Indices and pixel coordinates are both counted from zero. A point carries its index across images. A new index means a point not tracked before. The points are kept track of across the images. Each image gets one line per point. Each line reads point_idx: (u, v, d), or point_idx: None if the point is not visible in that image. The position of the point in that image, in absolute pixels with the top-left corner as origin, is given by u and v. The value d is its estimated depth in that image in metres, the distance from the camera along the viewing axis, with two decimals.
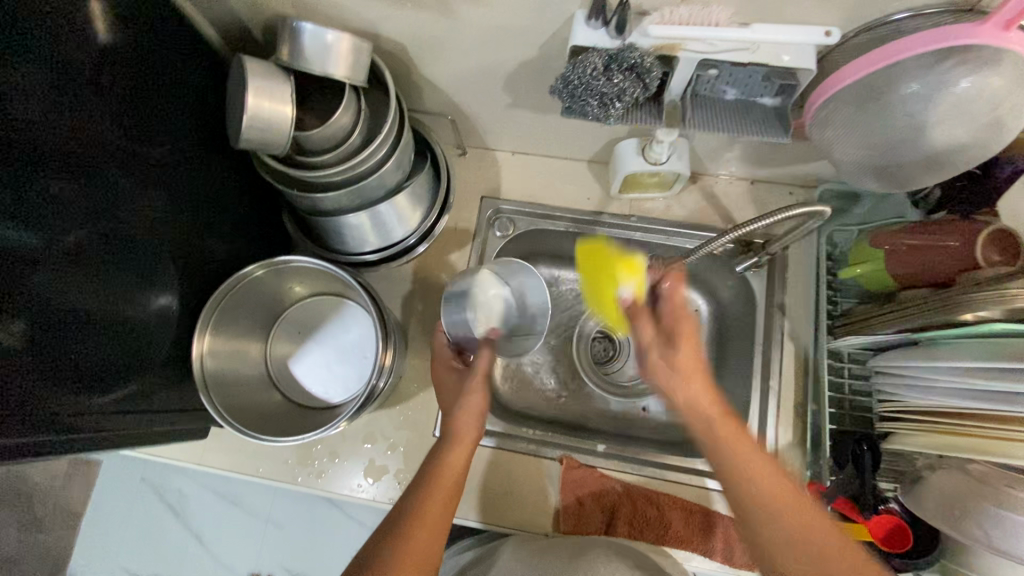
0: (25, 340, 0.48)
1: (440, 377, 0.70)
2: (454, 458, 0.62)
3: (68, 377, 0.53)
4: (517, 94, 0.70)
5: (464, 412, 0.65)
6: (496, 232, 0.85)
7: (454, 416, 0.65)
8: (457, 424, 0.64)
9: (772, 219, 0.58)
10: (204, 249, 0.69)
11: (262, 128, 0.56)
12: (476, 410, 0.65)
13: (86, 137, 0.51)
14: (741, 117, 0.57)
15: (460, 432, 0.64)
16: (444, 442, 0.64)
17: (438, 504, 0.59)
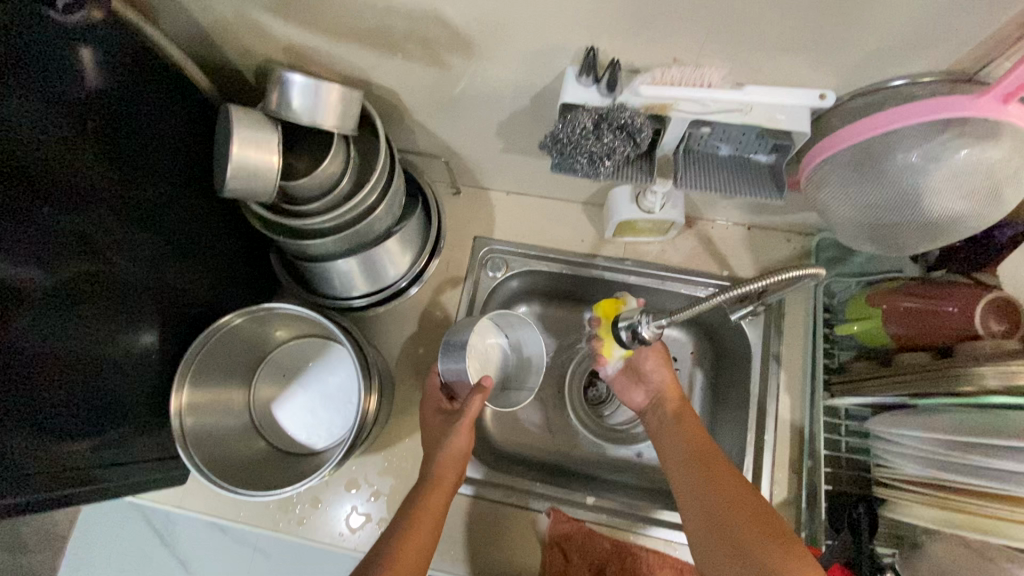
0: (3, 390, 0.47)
1: (426, 421, 0.70)
2: (432, 502, 0.62)
3: (46, 427, 0.52)
4: (510, 140, 0.70)
5: (447, 455, 0.65)
6: (488, 272, 0.83)
7: (436, 460, 0.65)
8: (439, 467, 0.65)
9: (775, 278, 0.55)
10: (190, 291, 0.68)
11: (249, 177, 0.56)
12: (460, 451, 0.65)
13: (74, 180, 0.51)
14: (734, 174, 0.56)
15: (439, 476, 0.65)
16: (424, 486, 0.63)
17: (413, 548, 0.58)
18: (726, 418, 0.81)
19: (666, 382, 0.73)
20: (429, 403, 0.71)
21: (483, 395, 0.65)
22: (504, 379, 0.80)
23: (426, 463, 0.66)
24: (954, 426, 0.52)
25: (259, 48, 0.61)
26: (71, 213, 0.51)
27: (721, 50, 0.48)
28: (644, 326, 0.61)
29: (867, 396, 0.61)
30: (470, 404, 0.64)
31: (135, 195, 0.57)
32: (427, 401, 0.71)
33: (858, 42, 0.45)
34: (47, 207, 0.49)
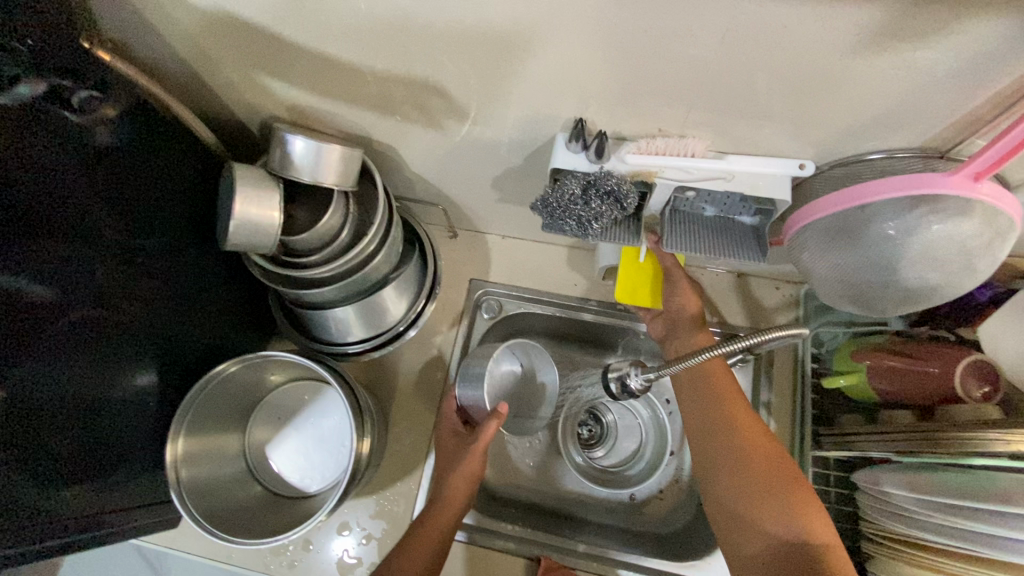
0: (15, 439, 0.48)
1: (442, 437, 0.74)
2: (440, 519, 0.66)
3: (50, 477, 0.52)
4: (505, 191, 0.72)
5: (460, 476, 0.68)
6: (483, 314, 0.85)
7: (446, 482, 0.69)
8: (449, 488, 0.68)
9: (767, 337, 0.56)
10: (188, 336, 0.69)
11: (249, 231, 0.58)
12: (471, 473, 0.68)
13: (85, 231, 0.53)
14: (719, 234, 0.58)
15: (449, 495, 0.68)
16: (433, 505, 0.67)
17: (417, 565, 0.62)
18: None
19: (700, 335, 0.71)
20: (444, 421, 0.75)
21: (496, 423, 0.67)
22: (516, 406, 0.81)
23: (437, 482, 0.70)
24: (937, 486, 0.52)
25: (265, 107, 0.64)
26: (73, 262, 0.52)
27: (705, 122, 0.50)
28: (632, 377, 0.62)
29: (852, 450, 0.62)
30: (484, 431, 0.67)
31: (138, 240, 0.59)
32: (446, 419, 0.74)
33: (833, 120, 0.48)
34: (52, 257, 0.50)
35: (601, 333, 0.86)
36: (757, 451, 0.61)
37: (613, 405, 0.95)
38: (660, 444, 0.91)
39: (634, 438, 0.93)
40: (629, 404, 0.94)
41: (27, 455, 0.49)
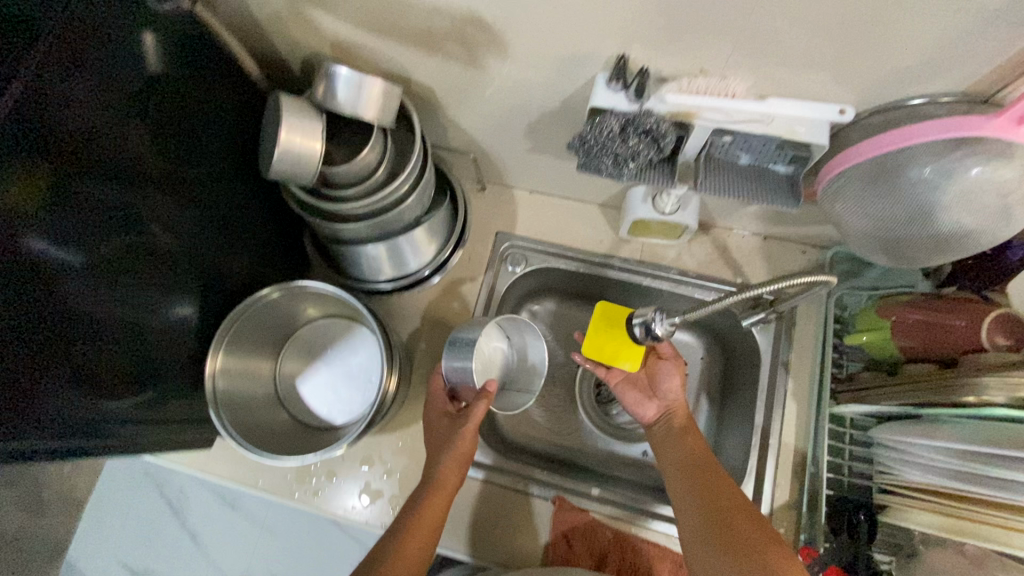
0: (59, 346, 0.50)
1: (433, 423, 0.72)
2: (434, 504, 0.64)
3: (93, 386, 0.55)
4: (538, 140, 0.73)
5: (452, 459, 0.66)
6: (509, 267, 0.86)
7: (439, 464, 0.67)
8: (442, 472, 0.66)
9: (796, 282, 0.57)
10: (225, 268, 0.72)
11: (292, 161, 0.59)
12: (464, 454, 0.67)
13: (130, 157, 0.54)
14: (753, 182, 0.59)
15: (442, 478, 0.66)
16: (425, 489, 0.65)
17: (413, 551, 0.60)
18: (736, 423, 0.83)
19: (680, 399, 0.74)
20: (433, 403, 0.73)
21: (486, 399, 0.66)
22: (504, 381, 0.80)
23: (429, 466, 0.68)
24: (962, 436, 0.53)
25: (308, 42, 0.65)
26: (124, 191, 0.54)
27: (748, 62, 0.50)
28: (658, 323, 0.63)
29: (873, 405, 0.63)
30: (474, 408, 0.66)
31: (181, 174, 0.61)
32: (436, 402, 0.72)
33: (878, 62, 0.48)
34: (104, 189, 0.52)
35: (623, 290, 0.87)
36: (737, 506, 0.60)
37: None
38: None
39: None
40: None
41: (70, 363, 0.52)
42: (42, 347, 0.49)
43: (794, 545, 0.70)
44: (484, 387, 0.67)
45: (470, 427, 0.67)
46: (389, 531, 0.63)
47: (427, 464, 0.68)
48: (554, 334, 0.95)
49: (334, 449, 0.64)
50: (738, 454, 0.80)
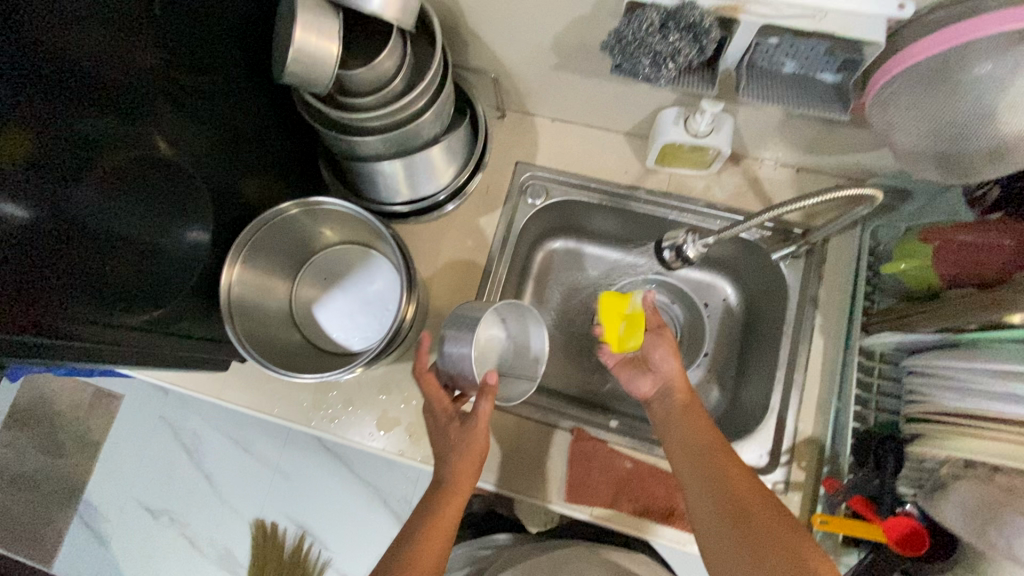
0: (57, 249, 0.50)
1: (433, 419, 0.68)
2: (447, 513, 0.63)
3: (102, 296, 0.55)
4: (564, 55, 0.69)
5: (462, 459, 0.64)
6: (528, 198, 0.83)
7: (449, 467, 0.65)
8: (453, 474, 0.64)
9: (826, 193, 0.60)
10: (239, 189, 0.69)
11: (308, 63, 0.55)
12: (474, 452, 0.64)
13: (132, 65, 0.52)
14: (797, 91, 0.55)
15: (451, 481, 0.64)
16: (437, 495, 0.64)
17: (429, 561, 0.60)
18: (758, 362, 0.82)
19: (674, 371, 0.72)
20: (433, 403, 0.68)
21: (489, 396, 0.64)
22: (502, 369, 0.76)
23: (438, 466, 0.66)
24: (1007, 356, 0.52)
25: None
26: (114, 100, 0.51)
27: None
28: (689, 245, 0.60)
29: (914, 333, 0.62)
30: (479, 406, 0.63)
31: (184, 84, 0.57)
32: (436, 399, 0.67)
33: None
34: (83, 99, 0.49)
35: (648, 225, 0.85)
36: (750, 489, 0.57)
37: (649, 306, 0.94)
38: (694, 343, 0.91)
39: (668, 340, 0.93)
40: (665, 306, 0.93)
41: (73, 271, 0.52)
42: (38, 248, 0.48)
43: (816, 478, 0.69)
44: (487, 382, 0.64)
45: (477, 426, 0.64)
46: (402, 539, 0.62)
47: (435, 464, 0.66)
48: (574, 273, 0.94)
49: (345, 372, 0.63)
50: (760, 391, 0.79)
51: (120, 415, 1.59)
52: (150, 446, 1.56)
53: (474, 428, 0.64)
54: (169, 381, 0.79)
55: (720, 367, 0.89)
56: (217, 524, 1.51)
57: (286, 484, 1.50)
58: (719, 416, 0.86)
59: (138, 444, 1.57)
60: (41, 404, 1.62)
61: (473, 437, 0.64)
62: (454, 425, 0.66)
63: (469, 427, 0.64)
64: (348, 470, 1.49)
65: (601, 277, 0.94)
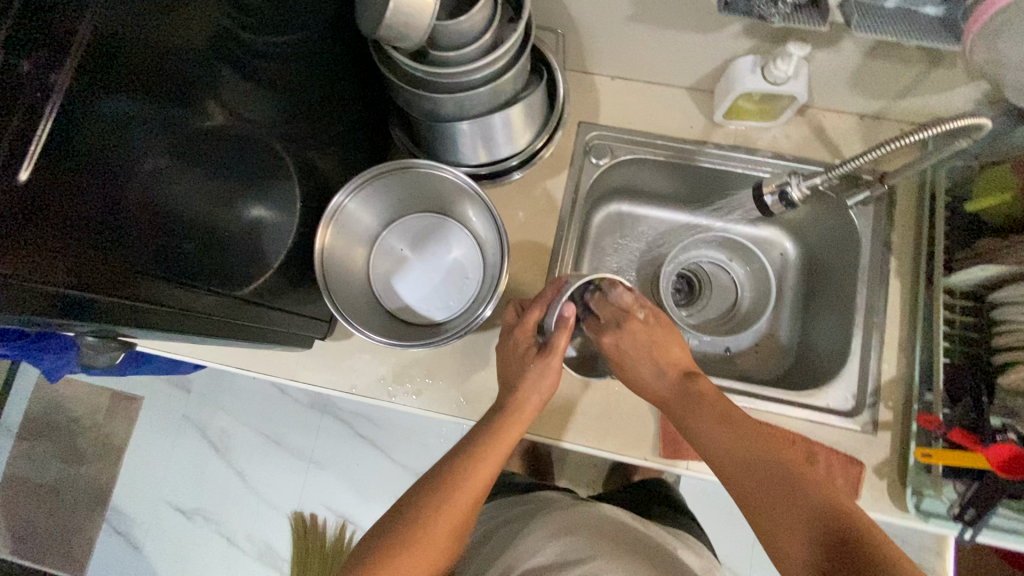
0: (141, 229, 0.46)
1: (510, 350, 0.70)
2: (512, 428, 0.65)
3: (184, 274, 0.51)
4: (642, 3, 0.67)
5: (534, 384, 0.67)
6: (593, 159, 0.81)
7: (521, 388, 0.67)
8: (519, 397, 0.67)
9: (939, 128, 0.58)
10: (318, 159, 0.66)
11: (404, 17, 0.53)
12: (541, 386, 0.67)
13: (195, 20, 0.46)
14: (902, 25, 0.55)
15: (523, 400, 0.67)
16: (504, 411, 0.66)
17: (480, 475, 0.63)
18: (826, 311, 0.83)
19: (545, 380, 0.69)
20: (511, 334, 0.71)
21: (564, 331, 0.69)
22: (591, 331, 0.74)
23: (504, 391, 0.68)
24: None
25: None
26: (192, 64, 0.47)
27: None
28: (794, 187, 0.60)
29: (1005, 266, 0.64)
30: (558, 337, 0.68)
31: (243, 38, 0.50)
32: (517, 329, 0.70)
33: None
34: (151, 61, 0.43)
35: (711, 182, 0.84)
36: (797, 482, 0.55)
37: (707, 265, 0.95)
38: (757, 300, 0.91)
39: (729, 297, 0.93)
40: (725, 264, 0.94)
41: (156, 251, 0.47)
42: (123, 228, 0.44)
43: (905, 417, 0.70)
44: (565, 317, 0.69)
45: (553, 359, 0.68)
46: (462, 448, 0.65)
47: (506, 386, 0.69)
48: (632, 235, 0.93)
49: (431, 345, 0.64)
50: (833, 338, 0.80)
51: (140, 417, 1.53)
52: (176, 446, 1.51)
53: (548, 360, 0.67)
54: (238, 364, 0.76)
55: (783, 320, 0.90)
56: (252, 520, 1.47)
57: (321, 475, 1.47)
58: (789, 368, 0.87)
59: (163, 446, 1.52)
60: (56, 411, 1.57)
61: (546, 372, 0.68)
62: (529, 357, 0.68)
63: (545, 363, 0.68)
64: (384, 455, 1.47)
65: (659, 238, 0.93)
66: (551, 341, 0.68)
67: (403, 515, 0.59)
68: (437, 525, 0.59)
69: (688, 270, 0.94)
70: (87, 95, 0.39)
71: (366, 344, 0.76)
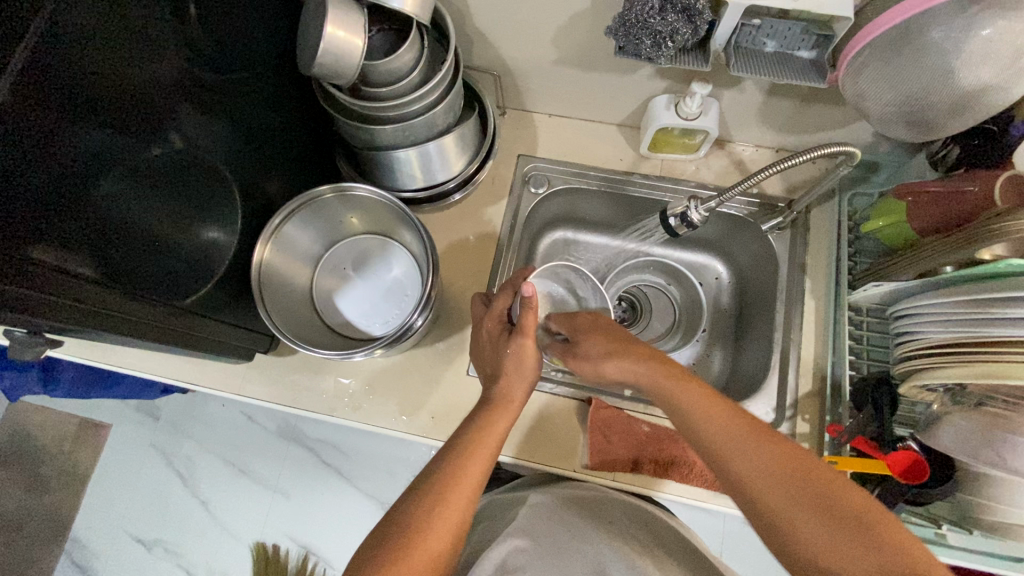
0: (87, 243, 0.50)
1: (484, 339, 0.69)
2: (497, 420, 0.62)
3: (127, 286, 0.55)
4: (564, 49, 0.75)
5: (512, 374, 0.65)
6: (532, 188, 0.87)
7: (504, 380, 0.65)
8: (502, 390, 0.64)
9: (812, 153, 0.65)
10: (266, 186, 0.72)
11: (335, 56, 0.59)
12: (519, 368, 0.65)
13: (154, 65, 0.52)
14: (780, 67, 0.62)
15: (507, 394, 0.64)
16: (491, 404, 0.63)
17: (473, 469, 0.57)
18: (755, 329, 0.87)
19: (525, 355, 0.65)
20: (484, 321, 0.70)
21: (532, 312, 0.64)
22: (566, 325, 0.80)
23: (488, 384, 0.66)
24: (972, 288, 0.58)
25: None
26: (151, 101, 0.53)
27: None
28: (693, 210, 0.68)
29: (897, 282, 0.68)
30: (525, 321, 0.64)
31: (198, 79, 0.57)
32: (486, 316, 0.69)
33: None
34: (113, 97, 0.49)
35: (639, 210, 0.90)
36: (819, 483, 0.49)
37: (647, 288, 0.99)
38: (693, 321, 0.96)
39: (668, 317, 0.97)
40: (663, 288, 0.99)
41: (100, 262, 0.52)
42: (68, 240, 0.48)
43: (820, 429, 0.74)
44: (528, 298, 0.63)
45: (525, 340, 0.64)
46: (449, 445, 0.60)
47: (489, 383, 0.66)
48: (575, 260, 0.98)
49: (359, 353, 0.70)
50: (759, 356, 0.84)
51: (107, 445, 1.53)
52: (141, 475, 1.50)
53: (522, 343, 0.64)
54: (189, 380, 0.79)
55: (720, 339, 0.94)
56: (214, 551, 1.45)
57: (285, 504, 1.45)
58: (722, 385, 0.90)
59: (127, 475, 1.51)
60: (24, 441, 1.58)
61: (518, 356, 0.65)
62: (502, 340, 0.67)
63: (518, 348, 0.65)
64: (350, 484, 1.45)
65: (601, 263, 0.98)
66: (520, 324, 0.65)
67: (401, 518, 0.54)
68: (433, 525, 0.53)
69: (629, 293, 0.99)
70: (45, 122, 0.44)
71: (312, 360, 0.80)
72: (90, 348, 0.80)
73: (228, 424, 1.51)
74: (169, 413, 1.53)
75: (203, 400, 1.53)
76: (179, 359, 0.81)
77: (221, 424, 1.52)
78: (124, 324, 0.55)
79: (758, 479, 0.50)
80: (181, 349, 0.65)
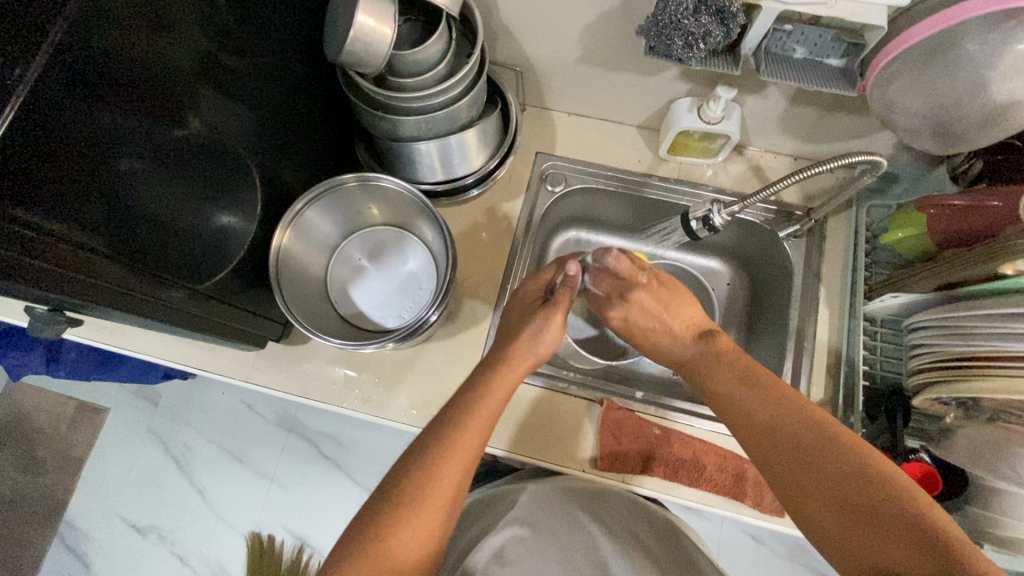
0: (105, 219, 0.49)
1: (515, 303, 0.72)
2: (499, 386, 0.62)
3: (144, 266, 0.54)
4: (590, 48, 0.75)
5: (523, 342, 0.66)
6: (548, 187, 0.87)
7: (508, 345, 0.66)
8: (509, 354, 0.65)
9: (837, 162, 0.65)
10: (284, 174, 0.71)
11: (365, 44, 0.58)
12: (541, 340, 0.66)
13: (180, 45, 0.51)
14: (809, 72, 0.62)
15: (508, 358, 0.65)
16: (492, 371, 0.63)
17: (470, 443, 0.56)
18: (766, 336, 0.87)
19: (554, 326, 0.67)
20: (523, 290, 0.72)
21: (570, 289, 0.67)
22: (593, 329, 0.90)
23: (497, 349, 0.67)
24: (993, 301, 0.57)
25: None
26: (174, 83, 0.52)
27: None
28: (716, 214, 0.68)
29: (914, 293, 0.68)
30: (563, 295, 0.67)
31: (222, 61, 0.56)
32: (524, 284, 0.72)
33: None
34: (137, 76, 0.48)
35: (655, 213, 0.90)
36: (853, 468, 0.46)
37: None
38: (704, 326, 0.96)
39: None
40: None
41: (117, 242, 0.51)
42: (90, 217, 0.47)
43: None
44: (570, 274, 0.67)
45: (557, 314, 0.67)
46: (448, 412, 0.59)
47: (493, 352, 0.67)
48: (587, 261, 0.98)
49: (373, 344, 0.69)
50: (770, 362, 0.84)
51: (104, 429, 1.52)
52: (137, 460, 1.50)
53: (551, 314, 0.66)
54: (197, 365, 0.79)
55: None
56: (207, 538, 1.44)
57: (281, 496, 1.44)
58: None
59: (122, 459, 1.50)
60: (21, 421, 1.57)
61: (544, 327, 0.66)
62: (532, 309, 0.69)
63: (546, 320, 0.66)
64: (348, 477, 1.44)
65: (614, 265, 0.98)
66: (557, 296, 0.67)
67: (387, 499, 0.53)
68: (423, 506, 0.52)
69: None
70: (70, 99, 0.43)
71: (322, 349, 0.80)
72: (97, 329, 0.79)
73: (228, 412, 1.51)
74: (168, 399, 1.52)
75: (204, 387, 1.52)
76: (188, 343, 0.80)
77: (220, 411, 1.51)
78: (134, 304, 0.54)
79: (821, 490, 0.47)
80: (191, 330, 0.64)
